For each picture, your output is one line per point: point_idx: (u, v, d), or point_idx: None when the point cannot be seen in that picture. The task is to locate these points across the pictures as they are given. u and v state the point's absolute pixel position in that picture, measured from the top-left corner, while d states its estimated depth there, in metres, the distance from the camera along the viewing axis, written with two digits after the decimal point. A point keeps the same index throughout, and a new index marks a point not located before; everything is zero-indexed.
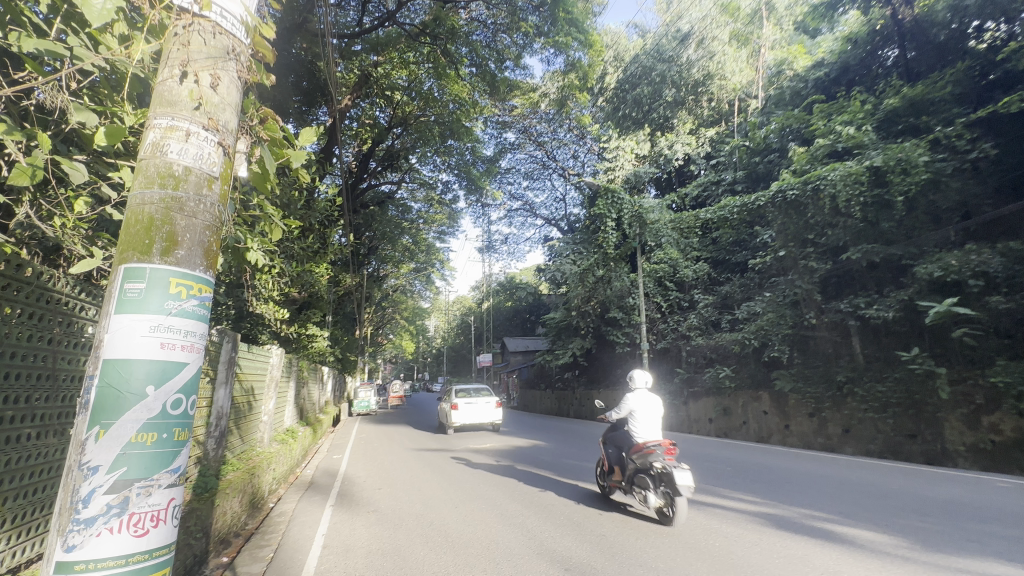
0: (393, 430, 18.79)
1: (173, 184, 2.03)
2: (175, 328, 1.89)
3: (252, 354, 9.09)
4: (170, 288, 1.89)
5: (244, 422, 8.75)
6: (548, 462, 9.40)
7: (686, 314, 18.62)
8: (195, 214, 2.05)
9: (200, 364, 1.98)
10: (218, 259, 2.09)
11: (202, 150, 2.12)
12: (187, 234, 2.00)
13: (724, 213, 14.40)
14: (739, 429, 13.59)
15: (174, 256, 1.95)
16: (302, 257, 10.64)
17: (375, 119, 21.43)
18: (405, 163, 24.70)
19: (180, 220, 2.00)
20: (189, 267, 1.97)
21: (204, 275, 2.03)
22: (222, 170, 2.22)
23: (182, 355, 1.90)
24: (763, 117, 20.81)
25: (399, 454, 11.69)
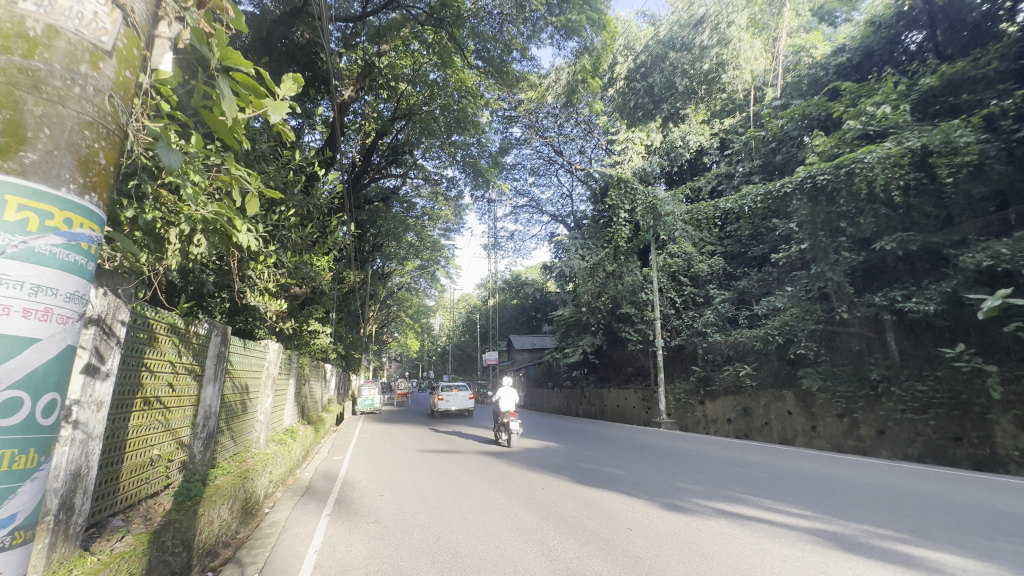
0: (397, 429, 18.25)
1: (24, 49, 1.53)
2: (13, 282, 1.40)
3: (247, 350, 8.53)
4: (9, 210, 1.41)
5: (237, 423, 8.20)
6: (563, 464, 8.79)
7: (701, 310, 17.93)
8: (64, 99, 1.58)
9: (55, 350, 1.50)
10: (95, 171, 1.63)
11: (82, 12, 1.65)
12: (41, 128, 1.50)
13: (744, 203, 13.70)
14: (761, 430, 12.90)
15: (19, 160, 1.45)
16: (300, 246, 10.03)
17: (378, 111, 20.89)
18: (410, 157, 24.18)
19: (30, 102, 1.50)
20: (43, 181, 1.48)
21: (69, 195, 1.55)
22: (117, 45, 1.76)
23: (26, 328, 1.42)
24: (780, 106, 20.04)
25: (404, 455, 11.12)
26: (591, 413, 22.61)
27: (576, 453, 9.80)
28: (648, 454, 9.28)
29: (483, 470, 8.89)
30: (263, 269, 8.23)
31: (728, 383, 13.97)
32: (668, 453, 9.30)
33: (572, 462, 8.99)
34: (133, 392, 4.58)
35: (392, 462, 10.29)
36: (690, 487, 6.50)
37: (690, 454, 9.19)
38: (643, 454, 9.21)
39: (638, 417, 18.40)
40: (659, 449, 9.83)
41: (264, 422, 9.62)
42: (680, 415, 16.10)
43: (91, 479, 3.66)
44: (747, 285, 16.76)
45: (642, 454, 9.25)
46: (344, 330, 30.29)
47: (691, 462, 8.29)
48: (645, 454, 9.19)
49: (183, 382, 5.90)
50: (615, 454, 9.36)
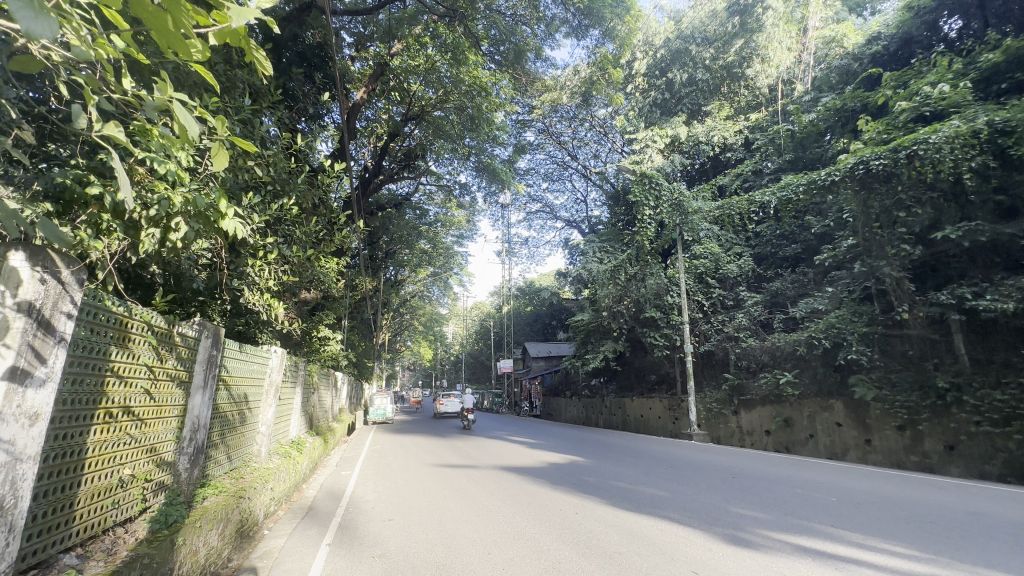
0: (409, 441, 17.45)
1: None
2: None
3: (246, 355, 7.84)
4: None
5: (234, 436, 7.47)
6: (591, 482, 7.89)
7: (732, 313, 16.81)
8: None
9: None
10: None
11: None
12: None
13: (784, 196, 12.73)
14: (805, 444, 11.79)
15: None
16: (306, 244, 9.34)
17: (390, 113, 20.42)
18: (423, 163, 23.66)
19: None
20: None
21: None
22: None
23: None
24: (809, 100, 19.09)
25: (417, 470, 10.28)
26: (612, 423, 21.53)
27: (608, 468, 8.87)
28: (687, 471, 8.33)
29: (504, 489, 8.02)
30: (262, 264, 7.52)
31: (767, 391, 12.89)
32: (710, 470, 8.32)
33: (601, 479, 8.09)
34: (93, 402, 3.85)
35: (403, 478, 9.46)
36: (752, 514, 5.55)
37: (734, 472, 8.20)
38: (681, 472, 8.26)
39: (664, 428, 17.33)
40: (698, 465, 8.86)
41: (266, 434, 8.91)
42: (712, 425, 15.02)
43: (20, 513, 2.91)
44: (781, 286, 15.70)
45: (680, 471, 8.29)
46: (355, 337, 29.69)
47: (741, 482, 7.31)
48: (685, 472, 8.24)
49: (165, 390, 5.15)
50: (649, 471, 8.44)
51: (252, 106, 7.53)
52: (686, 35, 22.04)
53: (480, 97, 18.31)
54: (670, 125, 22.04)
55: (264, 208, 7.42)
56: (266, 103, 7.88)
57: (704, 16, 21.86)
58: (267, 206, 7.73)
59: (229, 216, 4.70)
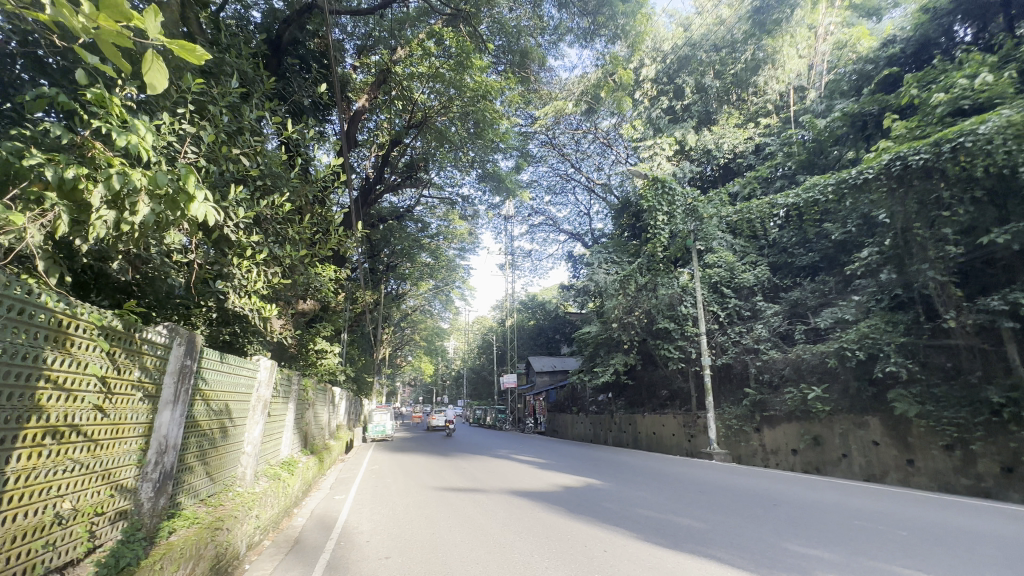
0: (409, 459, 16.58)
1: None
2: None
3: (230, 366, 7.11)
4: None
5: (213, 458, 6.69)
6: (612, 511, 7.07)
7: (749, 324, 15.96)
8: None
9: None
10: None
11: None
12: None
13: (808, 197, 12.14)
14: (837, 464, 10.91)
15: None
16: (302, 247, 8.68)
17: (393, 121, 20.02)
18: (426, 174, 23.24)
19: None
20: None
21: None
22: None
23: None
24: (822, 106, 18.64)
25: (416, 494, 9.43)
26: (621, 441, 20.56)
27: (628, 494, 8.06)
28: (716, 497, 7.54)
29: (516, 518, 7.20)
30: (250, 265, 6.86)
31: (792, 407, 12.05)
32: (744, 497, 7.53)
33: (623, 507, 7.28)
34: (15, 422, 3.09)
35: (402, 504, 8.62)
36: (814, 555, 4.75)
37: (769, 498, 7.41)
38: (710, 499, 7.46)
39: (679, 447, 16.38)
40: (727, 490, 8.05)
41: (253, 455, 8.13)
42: (732, 444, 14.12)
43: None
44: (802, 296, 15.02)
45: (709, 498, 7.50)
46: (355, 352, 28.89)
47: (782, 512, 6.53)
48: (715, 498, 7.45)
49: (124, 407, 4.38)
50: (676, 497, 7.64)
51: (242, 94, 6.89)
52: (694, 41, 21.61)
53: (483, 103, 17.78)
54: (679, 132, 21.48)
55: (253, 205, 6.77)
56: (257, 92, 7.24)
57: (712, 23, 21.46)
58: (256, 202, 7.06)
59: (201, 200, 4.00)
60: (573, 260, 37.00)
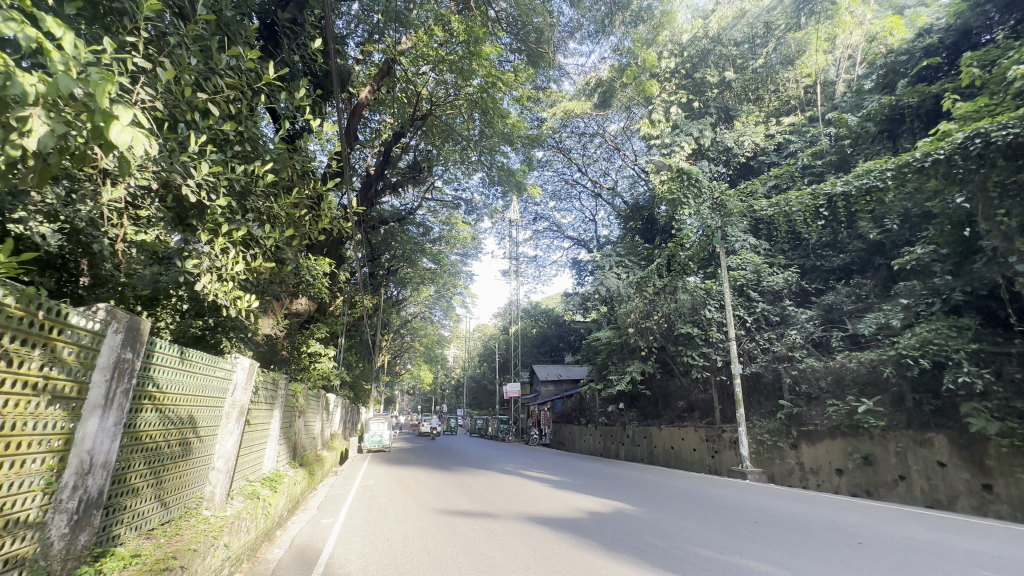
0: (407, 474, 15.34)
1: None
2: None
3: (195, 366, 5.92)
4: None
5: (169, 476, 5.47)
6: (661, 549, 5.86)
7: (781, 330, 14.83)
8: None
9: None
10: None
11: None
12: None
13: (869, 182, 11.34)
14: (893, 488, 9.64)
15: None
16: (297, 233, 7.61)
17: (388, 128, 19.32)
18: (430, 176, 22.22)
19: None
20: None
21: None
22: None
23: None
24: (853, 103, 17.62)
25: (417, 519, 8.15)
26: (634, 454, 19.30)
27: (670, 526, 6.86)
28: (778, 533, 6.36)
29: (541, 554, 5.99)
30: (224, 244, 5.71)
31: (838, 421, 10.83)
32: (810, 532, 6.37)
33: (672, 544, 6.09)
34: None
35: (401, 532, 7.39)
36: None
37: (844, 535, 6.24)
38: (772, 534, 6.29)
39: (700, 463, 15.15)
40: (786, 523, 6.90)
41: (224, 472, 6.90)
42: (764, 461, 12.84)
43: None
44: (837, 299, 14.01)
45: (770, 534, 6.32)
46: (352, 357, 27.73)
47: (873, 559, 5.36)
48: (780, 535, 6.26)
49: (21, 414, 3.16)
50: (731, 532, 6.47)
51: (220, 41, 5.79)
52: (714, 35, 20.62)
53: (491, 95, 16.73)
54: (696, 130, 20.36)
55: (228, 171, 5.64)
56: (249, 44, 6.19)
57: (732, 16, 20.58)
58: (232, 169, 5.93)
59: (126, 119, 2.82)
60: (578, 267, 35.91)
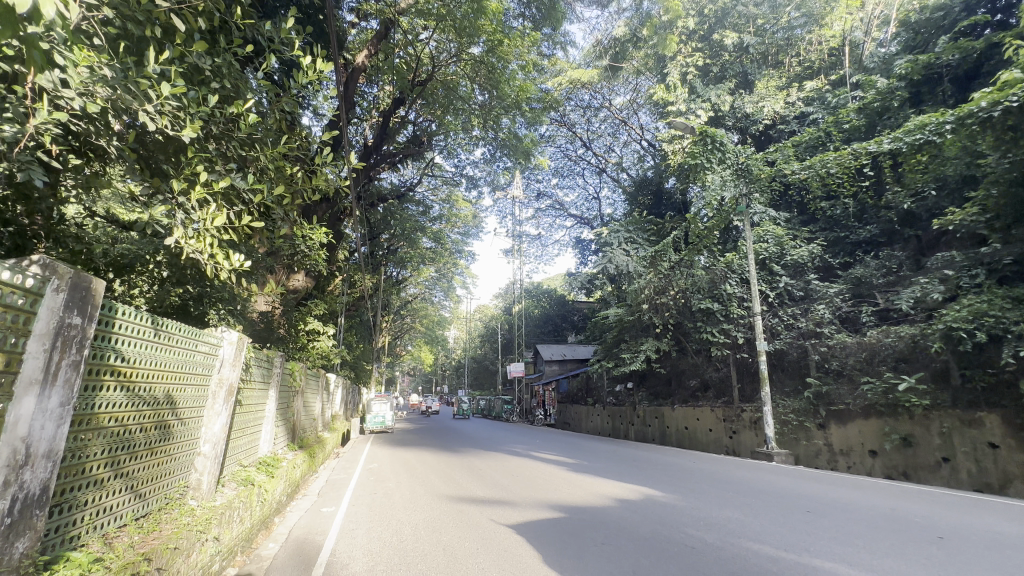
0: (411, 456, 14.76)
1: None
2: None
3: (172, 339, 5.10)
4: None
5: (144, 464, 4.73)
6: (715, 549, 5.12)
7: (805, 305, 14.14)
8: None
9: None
10: None
11: None
12: None
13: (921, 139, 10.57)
14: (935, 470, 9.03)
15: None
16: (291, 193, 6.76)
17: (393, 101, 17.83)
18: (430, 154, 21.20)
19: None
20: None
21: None
22: None
23: None
24: (883, 66, 16.58)
25: (427, 509, 7.44)
26: (644, 434, 18.80)
27: (714, 520, 6.17)
28: (839, 529, 5.66)
29: (576, 552, 5.30)
30: (202, 195, 4.85)
31: (873, 400, 10.19)
32: (874, 527, 5.68)
33: (723, 543, 5.40)
34: None
35: (412, 523, 6.72)
36: None
37: (915, 530, 5.54)
38: (834, 531, 5.57)
39: (717, 443, 14.62)
40: (843, 514, 6.20)
41: (212, 457, 6.16)
42: (789, 442, 12.27)
43: None
44: (865, 272, 13.35)
45: (831, 530, 5.61)
46: (353, 338, 27.07)
47: (966, 560, 4.64)
48: (843, 533, 5.55)
49: None
50: (785, 527, 5.77)
51: None
52: None
53: (496, 57, 15.65)
54: (714, 95, 19.29)
55: (200, 105, 4.73)
56: None
57: None
58: (204, 108, 5.02)
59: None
60: (582, 246, 35.04)
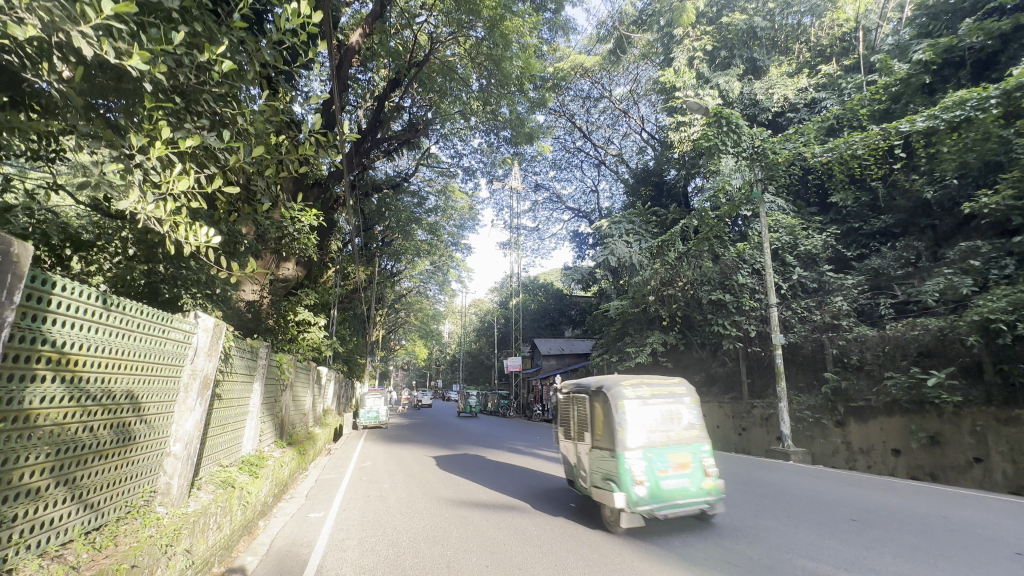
0: (406, 453, 14.12)
1: None
2: None
3: (131, 322, 4.37)
4: None
5: (94, 469, 4.01)
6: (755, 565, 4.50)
7: (818, 298, 13.72)
8: None
9: None
10: None
11: None
12: None
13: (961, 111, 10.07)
14: (965, 471, 8.81)
15: None
16: (279, 164, 6.06)
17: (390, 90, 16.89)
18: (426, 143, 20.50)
19: None
20: None
21: None
22: None
23: None
24: (896, 52, 16.04)
25: (425, 514, 6.77)
26: None
27: (748, 532, 5.55)
28: (893, 543, 5.11)
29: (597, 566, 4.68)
30: (165, 153, 4.11)
31: (897, 396, 10.01)
32: (936, 542, 5.12)
33: (765, 558, 4.76)
34: None
35: (410, 532, 6.01)
36: None
37: (985, 548, 4.96)
38: (892, 547, 4.99)
39: (725, 441, 14.25)
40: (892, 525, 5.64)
41: (183, 459, 5.44)
42: (805, 440, 12.05)
43: None
44: (882, 264, 12.99)
45: (887, 545, 5.03)
46: (346, 331, 26.26)
47: None
48: (897, 551, 4.97)
49: None
50: (834, 541, 5.18)
51: None
52: None
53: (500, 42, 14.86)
54: (722, 82, 18.64)
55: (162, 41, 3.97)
56: None
57: None
58: (170, 49, 4.27)
59: None
60: (579, 240, 34.45)
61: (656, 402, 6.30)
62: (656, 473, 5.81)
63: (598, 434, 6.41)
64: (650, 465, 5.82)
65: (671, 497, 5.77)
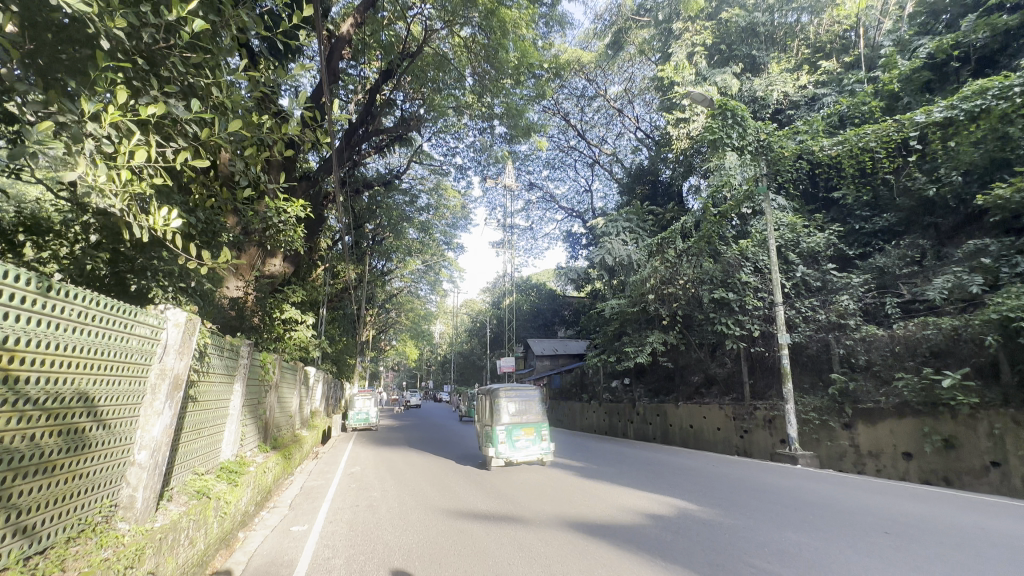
0: (397, 458, 13.53)
1: None
2: None
3: (85, 315, 3.80)
4: None
5: (37, 484, 3.44)
6: None
7: (822, 297, 13.43)
8: None
9: None
10: None
11: None
12: None
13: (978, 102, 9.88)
14: (981, 476, 8.54)
15: None
16: (260, 143, 5.49)
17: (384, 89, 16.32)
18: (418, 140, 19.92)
19: None
20: None
21: None
22: None
23: None
24: (897, 49, 15.79)
25: (419, 527, 6.26)
26: (645, 433, 17.99)
27: (779, 549, 5.05)
28: (937, 562, 4.66)
29: None
30: (120, 119, 3.53)
31: (909, 398, 9.69)
32: (982, 559, 4.69)
33: None
34: None
35: (403, 548, 5.49)
36: None
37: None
38: (936, 567, 4.53)
39: (726, 443, 13.95)
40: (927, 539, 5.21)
41: (149, 469, 4.87)
42: (812, 443, 11.74)
43: None
44: (887, 263, 12.71)
45: (931, 564, 4.58)
46: (336, 331, 25.56)
47: None
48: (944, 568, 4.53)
49: None
50: (872, 559, 4.72)
51: None
52: None
53: (495, 32, 14.34)
54: (721, 78, 18.26)
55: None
56: None
57: None
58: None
59: None
60: (572, 240, 34.02)
61: (520, 400, 11.25)
62: (512, 437, 10.81)
63: (489, 417, 11.36)
64: (509, 432, 10.85)
65: (520, 450, 10.82)
